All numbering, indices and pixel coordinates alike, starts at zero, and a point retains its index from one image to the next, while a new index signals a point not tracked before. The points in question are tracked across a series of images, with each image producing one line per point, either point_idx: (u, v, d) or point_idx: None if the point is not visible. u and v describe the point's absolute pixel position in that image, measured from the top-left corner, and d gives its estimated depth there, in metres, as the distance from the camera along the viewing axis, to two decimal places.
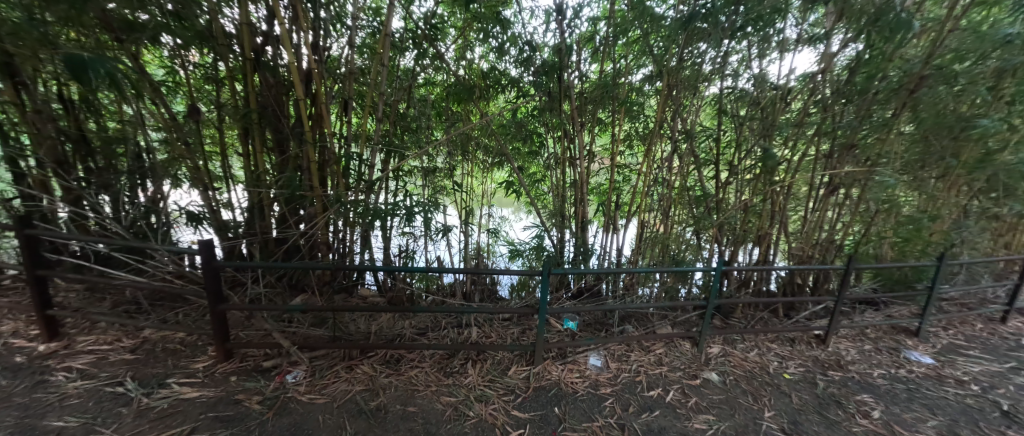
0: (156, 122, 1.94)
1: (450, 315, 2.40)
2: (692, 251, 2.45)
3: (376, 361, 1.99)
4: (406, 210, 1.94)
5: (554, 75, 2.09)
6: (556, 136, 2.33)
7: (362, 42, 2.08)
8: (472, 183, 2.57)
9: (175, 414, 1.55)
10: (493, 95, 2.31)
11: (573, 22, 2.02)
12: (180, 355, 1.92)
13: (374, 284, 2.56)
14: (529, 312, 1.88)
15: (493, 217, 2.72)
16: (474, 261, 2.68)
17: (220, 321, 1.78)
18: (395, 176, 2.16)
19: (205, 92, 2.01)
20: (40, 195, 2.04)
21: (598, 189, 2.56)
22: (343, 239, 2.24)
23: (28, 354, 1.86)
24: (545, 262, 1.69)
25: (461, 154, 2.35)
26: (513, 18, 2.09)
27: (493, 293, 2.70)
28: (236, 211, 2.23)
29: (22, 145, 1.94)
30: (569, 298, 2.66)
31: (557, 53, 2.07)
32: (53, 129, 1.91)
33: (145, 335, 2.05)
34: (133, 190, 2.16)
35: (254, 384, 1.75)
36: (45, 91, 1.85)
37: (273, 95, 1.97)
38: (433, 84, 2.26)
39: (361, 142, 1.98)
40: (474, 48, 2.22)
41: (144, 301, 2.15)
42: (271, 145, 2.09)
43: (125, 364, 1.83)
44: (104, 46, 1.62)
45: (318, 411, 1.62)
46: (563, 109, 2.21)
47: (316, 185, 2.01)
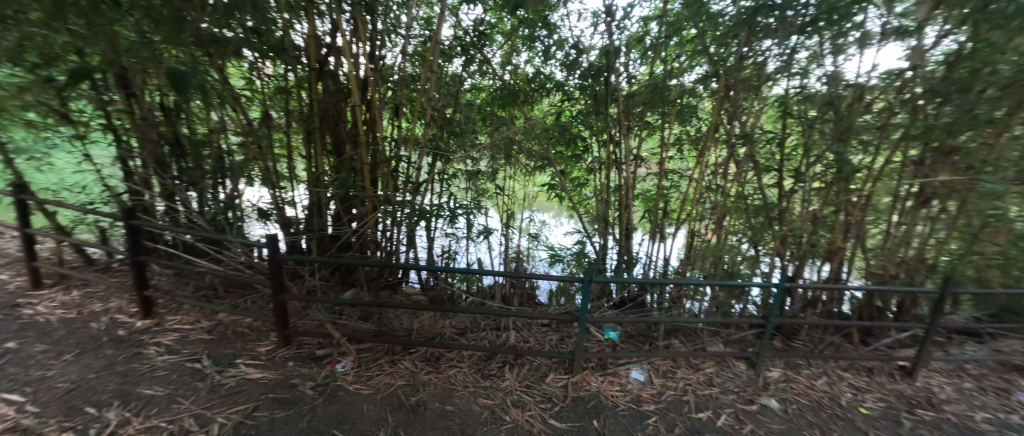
0: (235, 127, 2.14)
1: (489, 318, 2.41)
2: (748, 264, 2.22)
3: (417, 357, 2.05)
4: (449, 212, 2.02)
5: (601, 78, 2.05)
6: (601, 141, 2.28)
7: (413, 51, 2.16)
8: (514, 186, 2.58)
9: (241, 392, 1.71)
10: (537, 99, 2.26)
11: (621, 24, 1.97)
12: (247, 338, 2.12)
13: (417, 282, 2.64)
14: (568, 320, 1.83)
15: (534, 221, 2.70)
16: (514, 264, 2.67)
17: (281, 309, 1.94)
18: (439, 178, 2.25)
19: (276, 99, 2.20)
20: (143, 191, 2.36)
21: (645, 195, 2.43)
22: (390, 238, 2.34)
23: (129, 328, 2.15)
24: (587, 269, 1.64)
25: (505, 158, 2.36)
26: (560, 20, 2.06)
27: (532, 298, 2.68)
28: (298, 209, 2.41)
29: (131, 146, 2.33)
30: (610, 308, 2.57)
31: (603, 55, 2.01)
32: (154, 134, 2.22)
33: (219, 319, 2.28)
34: (215, 187, 2.39)
35: (308, 370, 1.88)
36: (150, 100, 2.16)
37: (333, 102, 2.11)
38: (480, 89, 2.31)
39: (410, 146, 2.10)
40: (520, 54, 2.20)
41: (219, 287, 2.40)
42: (328, 147, 2.23)
43: (202, 344, 2.05)
44: (196, 62, 1.84)
45: (363, 401, 1.70)
46: (609, 113, 2.16)
47: (367, 185, 2.13)
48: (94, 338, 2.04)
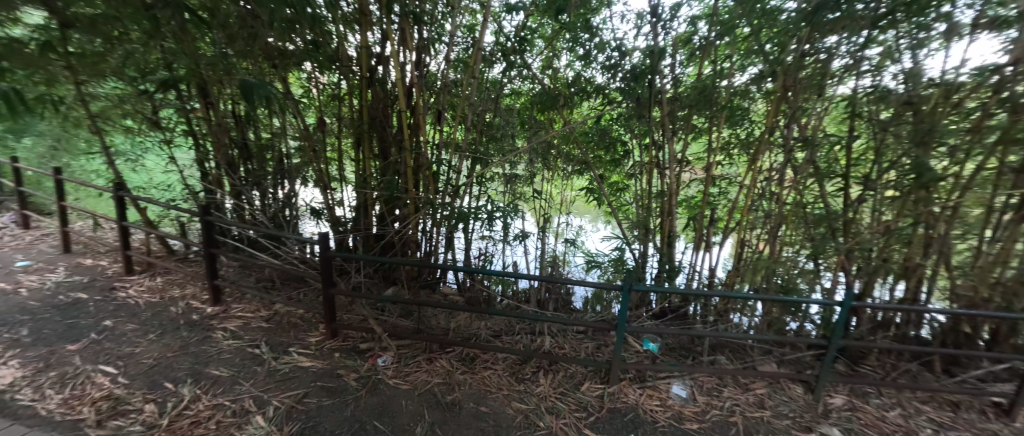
0: (296, 132, 2.35)
1: (524, 321, 2.41)
2: (807, 278, 1.99)
3: (453, 357, 2.09)
4: (487, 214, 2.06)
5: (644, 81, 1.98)
6: (643, 144, 2.21)
7: (456, 57, 2.23)
8: (551, 190, 2.56)
9: (293, 379, 1.84)
10: (577, 103, 2.22)
11: (667, 24, 1.90)
12: (299, 329, 2.28)
13: (455, 283, 2.72)
14: (606, 328, 1.79)
15: (570, 225, 2.66)
16: (550, 269, 2.58)
17: (330, 303, 2.07)
18: (478, 181, 2.29)
19: (330, 106, 2.35)
20: (216, 190, 2.62)
21: (689, 203, 2.33)
22: (431, 238, 2.42)
23: (201, 313, 2.39)
24: (627, 276, 1.59)
25: (542, 162, 2.40)
26: (602, 23, 2.01)
27: (568, 304, 2.64)
28: (346, 209, 2.54)
29: (207, 150, 2.61)
30: (650, 318, 2.47)
31: (648, 56, 1.94)
32: (226, 138, 2.47)
33: (276, 309, 2.47)
34: (275, 187, 2.60)
35: (352, 362, 1.99)
36: (224, 108, 2.40)
37: (381, 108, 2.22)
38: (519, 94, 2.33)
39: (451, 150, 2.17)
40: (561, 57, 2.20)
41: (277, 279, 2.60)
42: (375, 152, 2.34)
43: (260, 331, 2.23)
44: (264, 72, 2.03)
45: (401, 396, 1.77)
46: (652, 116, 2.08)
47: (410, 187, 2.22)
48: (172, 321, 2.30)
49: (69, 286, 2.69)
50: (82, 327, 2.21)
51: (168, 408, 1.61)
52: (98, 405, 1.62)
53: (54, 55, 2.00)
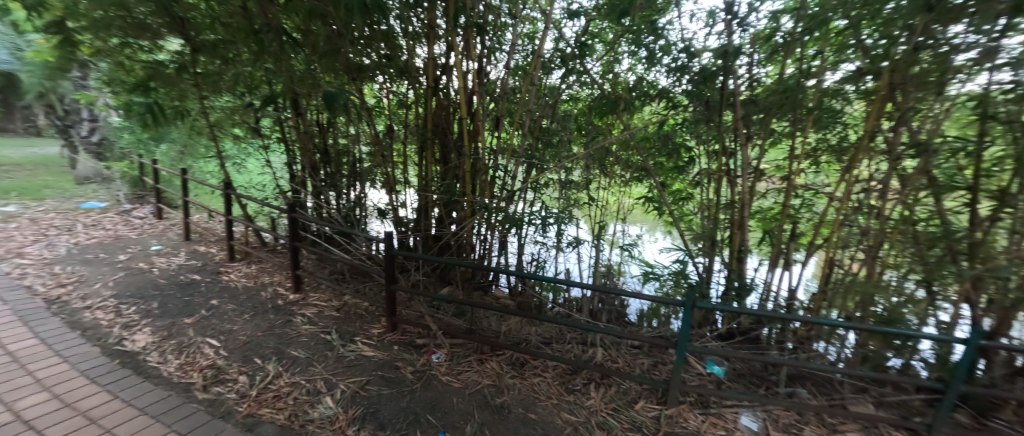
0: (368, 139, 2.56)
1: (576, 331, 2.35)
2: (917, 310, 1.64)
3: (503, 360, 2.11)
4: (541, 220, 2.11)
5: (713, 83, 1.86)
6: (710, 150, 2.05)
7: (516, 65, 2.26)
8: (608, 197, 2.47)
9: (358, 366, 1.99)
10: (638, 107, 2.11)
11: (743, 21, 1.75)
12: (364, 320, 2.47)
13: (506, 287, 2.73)
14: (664, 345, 1.68)
15: (626, 234, 2.56)
16: (604, 279, 2.53)
17: (392, 298, 2.21)
18: (533, 187, 2.30)
19: (397, 114, 2.52)
20: (300, 190, 2.94)
21: (764, 216, 2.09)
22: (485, 242, 2.49)
23: (285, 299, 2.69)
24: (689, 292, 1.48)
25: (598, 168, 2.35)
26: (668, 24, 1.90)
27: (622, 316, 2.54)
28: (408, 210, 2.66)
29: (295, 154, 2.94)
30: (715, 339, 2.28)
31: (720, 56, 1.80)
32: (311, 144, 2.77)
33: (345, 300, 2.70)
34: (348, 188, 2.85)
35: (409, 356, 2.10)
36: (310, 118, 2.69)
37: (444, 115, 2.33)
38: (577, 100, 2.30)
39: (508, 156, 2.21)
40: (622, 61, 2.12)
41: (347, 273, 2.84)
42: (436, 157, 2.44)
43: (332, 319, 2.45)
44: (344, 85, 2.25)
45: (453, 393, 1.83)
46: (722, 121, 1.93)
47: (468, 191, 2.30)
48: (262, 304, 2.63)
49: (188, 268, 3.20)
50: (196, 303, 2.62)
51: (257, 381, 1.85)
52: (204, 372, 1.91)
53: (187, 75, 2.42)
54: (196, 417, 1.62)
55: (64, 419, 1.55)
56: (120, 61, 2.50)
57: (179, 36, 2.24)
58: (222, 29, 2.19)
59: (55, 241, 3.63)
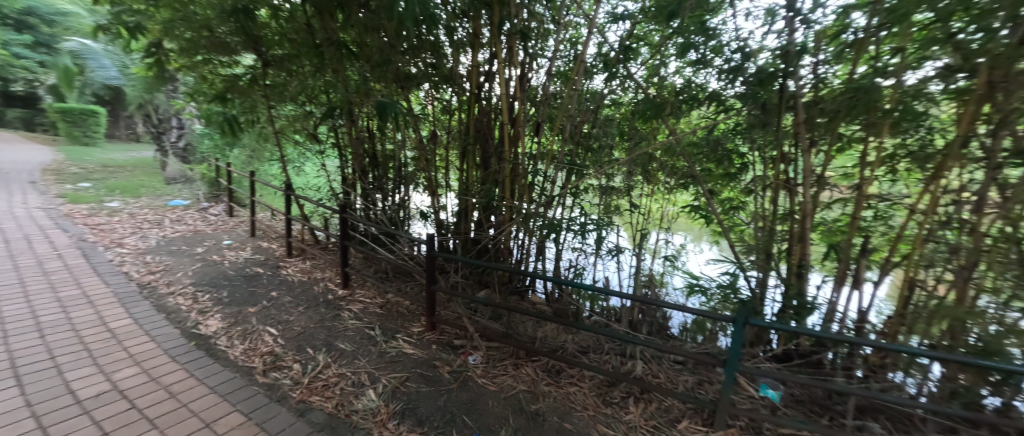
0: (413, 145, 2.67)
1: (615, 341, 2.28)
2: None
3: (539, 366, 2.09)
4: (580, 225, 2.11)
5: (771, 86, 1.69)
6: (766, 157, 1.91)
7: (558, 70, 2.26)
8: (651, 204, 2.37)
9: (398, 362, 2.07)
10: (685, 112, 2.00)
11: (808, 18, 1.59)
12: (405, 318, 2.56)
13: (542, 293, 2.71)
14: (711, 364, 1.57)
15: (670, 243, 2.45)
16: (645, 289, 2.44)
17: (432, 298, 2.28)
18: (572, 192, 2.27)
19: (441, 120, 2.60)
20: (351, 192, 3.13)
21: (828, 228, 1.88)
22: (523, 247, 2.49)
23: (334, 294, 2.87)
24: (742, 309, 1.38)
25: (642, 174, 2.25)
26: (721, 24, 1.79)
27: (664, 329, 2.44)
28: (448, 213, 2.73)
29: (347, 159, 3.14)
30: (768, 360, 2.11)
31: (780, 56, 1.65)
32: (362, 149, 2.95)
33: (387, 298, 2.82)
34: (393, 191, 2.98)
35: (447, 355, 2.15)
36: (362, 124, 2.86)
37: (486, 120, 2.38)
38: (620, 104, 2.24)
39: (547, 161, 2.21)
40: (668, 64, 2.02)
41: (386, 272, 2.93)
42: (477, 161, 2.50)
43: (376, 316, 2.58)
44: (394, 94, 2.37)
45: (488, 396, 1.84)
46: (780, 124, 1.74)
47: (507, 195, 2.31)
48: (315, 298, 2.82)
49: (252, 262, 3.50)
50: (259, 294, 2.87)
51: (309, 369, 1.99)
52: (264, 358, 2.09)
53: (258, 87, 2.68)
54: (256, 399, 1.77)
55: (150, 392, 1.75)
56: (204, 75, 2.84)
57: (254, 52, 2.50)
58: (289, 44, 2.41)
59: (148, 233, 4.15)
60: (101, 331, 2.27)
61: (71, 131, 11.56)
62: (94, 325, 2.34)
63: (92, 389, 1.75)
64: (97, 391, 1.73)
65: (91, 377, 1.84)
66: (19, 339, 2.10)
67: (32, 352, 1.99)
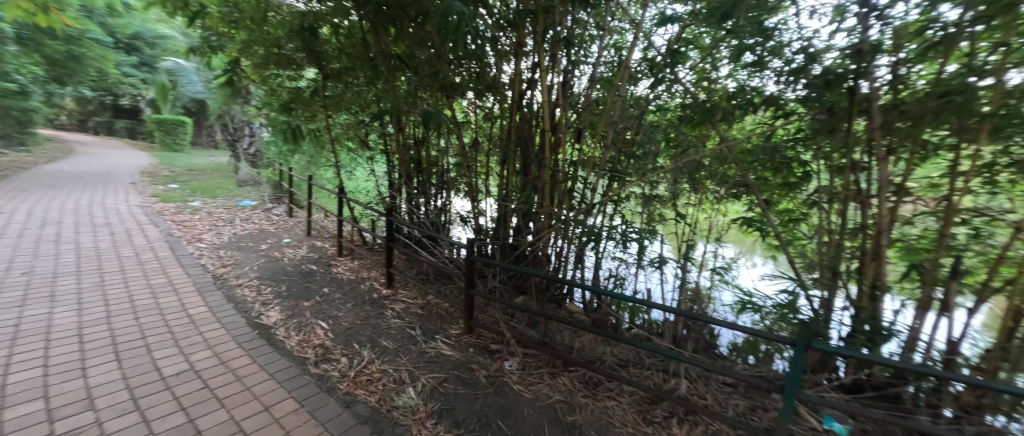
0: (455, 151, 2.75)
1: (657, 357, 2.17)
2: None
3: (576, 377, 2.04)
4: (621, 235, 2.06)
5: (841, 89, 1.49)
6: (832, 166, 1.71)
7: (602, 76, 2.23)
8: (697, 215, 2.25)
9: (437, 363, 2.12)
10: (738, 117, 1.86)
11: (884, 13, 1.39)
12: (444, 320, 2.62)
13: (580, 302, 2.66)
14: (766, 389, 1.43)
15: (718, 255, 2.28)
16: (691, 304, 2.28)
17: (470, 302, 2.31)
18: (613, 200, 2.22)
19: (483, 128, 2.66)
20: (397, 196, 3.27)
21: (908, 246, 1.66)
22: (562, 255, 2.46)
23: (379, 293, 3.01)
24: (803, 330, 1.25)
25: (688, 182, 2.12)
26: (780, 24, 1.65)
27: (711, 348, 2.30)
28: (487, 218, 2.75)
29: (394, 164, 3.29)
30: (835, 389, 1.90)
31: (852, 55, 1.43)
32: (408, 155, 3.08)
33: (428, 299, 2.91)
34: (436, 196, 3.08)
35: (484, 359, 2.17)
36: (410, 131, 3.00)
37: (527, 127, 2.38)
38: (666, 110, 2.15)
39: (589, 168, 2.18)
40: (720, 68, 1.93)
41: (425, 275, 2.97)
42: (517, 168, 2.49)
43: (417, 316, 2.66)
44: (440, 104, 2.46)
45: (524, 404, 1.83)
46: (850, 130, 1.53)
47: (546, 203, 2.32)
48: (362, 296, 2.97)
49: (308, 260, 3.78)
50: (312, 290, 3.08)
51: (355, 364, 2.09)
52: (316, 350, 2.23)
53: (318, 98, 2.89)
54: (308, 388, 1.89)
55: (220, 374, 1.94)
56: (273, 88, 3.14)
57: (316, 66, 2.71)
58: (348, 59, 2.60)
59: (222, 231, 4.61)
60: (183, 316, 2.56)
61: (165, 140, 13.27)
62: (177, 310, 2.64)
63: (174, 368, 1.97)
64: (178, 370, 1.95)
65: (173, 356, 2.07)
66: (120, 320, 2.43)
67: (129, 332, 2.29)
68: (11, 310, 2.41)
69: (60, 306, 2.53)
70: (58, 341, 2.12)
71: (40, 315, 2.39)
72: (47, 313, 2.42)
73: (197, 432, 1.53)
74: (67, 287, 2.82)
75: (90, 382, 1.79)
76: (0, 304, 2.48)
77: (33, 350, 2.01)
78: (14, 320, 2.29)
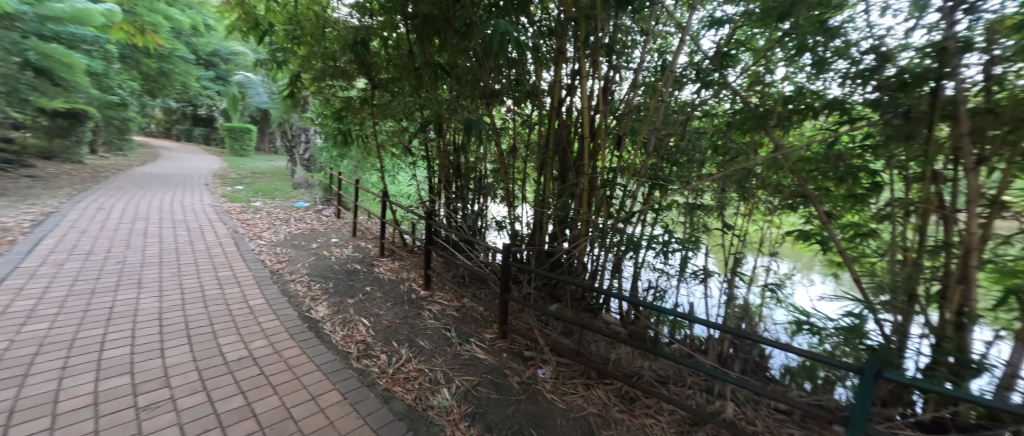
0: (493, 157, 2.79)
1: (700, 375, 2.05)
2: None
3: (612, 390, 1.98)
4: (663, 243, 1.97)
5: (918, 91, 1.29)
6: (909, 177, 1.52)
7: (644, 81, 2.16)
8: (748, 227, 2.08)
9: (471, 366, 2.15)
10: (797, 122, 1.69)
11: (976, 6, 1.20)
12: (478, 323, 2.65)
13: (617, 313, 2.54)
14: (827, 420, 1.31)
15: (772, 270, 2.11)
16: (740, 324, 2.12)
17: (505, 307, 2.32)
18: (654, 209, 2.14)
19: (520, 134, 2.67)
20: (436, 200, 3.37)
21: (1002, 267, 1.38)
22: (598, 264, 2.40)
23: (417, 294, 3.10)
24: (872, 358, 1.12)
25: (737, 191, 1.98)
26: (845, 22, 1.49)
27: (761, 369, 2.13)
28: (523, 224, 2.75)
29: (434, 169, 3.39)
30: (911, 427, 1.68)
31: (934, 54, 1.26)
32: (448, 161, 3.17)
33: (463, 302, 2.96)
34: (473, 201, 3.14)
35: (517, 366, 2.16)
36: (450, 138, 3.08)
37: (566, 134, 2.36)
38: (713, 115, 2.04)
39: (628, 175, 2.11)
40: (776, 69, 1.75)
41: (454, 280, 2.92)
42: (554, 175, 2.47)
43: (452, 318, 2.71)
44: (480, 111, 2.51)
45: (557, 413, 1.79)
46: (931, 137, 1.32)
47: (583, 210, 2.30)
48: (401, 296, 3.08)
49: (353, 259, 3.98)
50: (355, 288, 3.24)
51: (393, 361, 2.17)
52: (358, 345, 2.34)
53: (367, 106, 3.06)
54: (351, 381, 1.98)
55: (274, 362, 2.10)
56: (327, 98, 3.36)
57: (366, 76, 2.87)
58: (396, 69, 2.74)
59: (278, 229, 4.99)
60: (244, 307, 2.79)
61: (235, 146, 14.67)
62: (240, 301, 2.89)
63: (235, 354, 2.16)
64: (239, 356, 2.13)
65: (235, 343, 2.27)
66: (192, 307, 2.70)
67: (199, 318, 2.54)
68: (108, 295, 2.76)
69: (145, 292, 2.87)
70: (143, 323, 2.40)
71: (129, 299, 2.72)
72: (136, 298, 2.75)
73: (253, 414, 1.66)
74: (151, 276, 3.19)
75: (166, 362, 2.00)
76: (99, 288, 2.85)
77: (123, 330, 2.29)
78: (110, 303, 2.63)
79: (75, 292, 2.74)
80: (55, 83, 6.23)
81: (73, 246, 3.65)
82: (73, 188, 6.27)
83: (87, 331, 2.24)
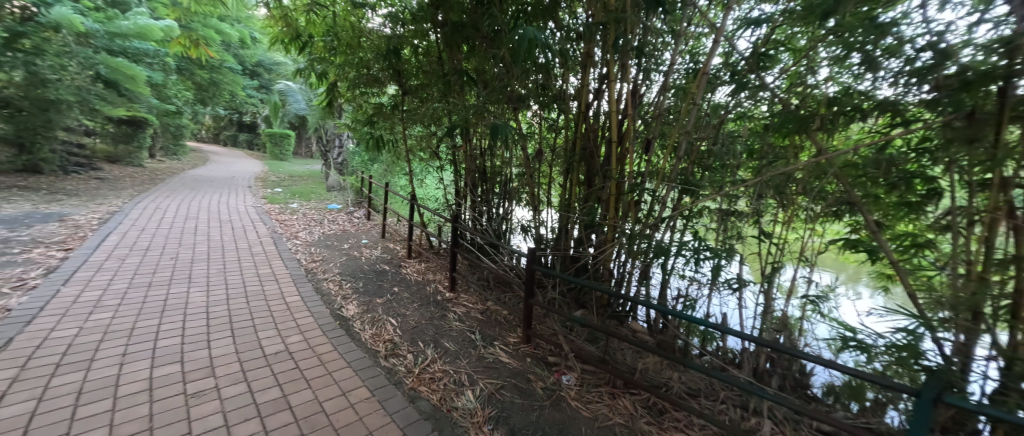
0: (519, 160, 2.80)
1: (734, 390, 1.95)
2: None
3: (639, 401, 1.92)
4: (692, 250, 1.90)
5: (984, 89, 1.17)
6: (975, 184, 1.37)
7: (676, 84, 2.10)
8: (787, 234, 1.97)
9: (495, 369, 2.15)
10: (842, 126, 1.58)
11: None
12: (502, 327, 2.65)
13: (644, 321, 2.49)
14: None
15: (813, 281, 1.99)
16: (778, 336, 2.03)
17: (529, 311, 2.31)
18: (684, 215, 2.07)
19: (546, 138, 2.67)
20: (462, 203, 3.42)
21: None
22: (625, 270, 2.35)
23: (442, 296, 3.15)
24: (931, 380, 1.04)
25: (775, 197, 1.89)
26: (896, 18, 1.39)
27: (801, 386, 2.00)
28: (547, 228, 2.73)
29: (460, 173, 3.44)
30: None
31: (1001, 50, 1.15)
32: (474, 165, 3.21)
33: (487, 305, 2.97)
34: (499, 204, 3.16)
35: (541, 371, 2.14)
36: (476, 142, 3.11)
37: (592, 138, 2.33)
38: (749, 117, 1.95)
39: (658, 180, 2.06)
40: (819, 70, 1.66)
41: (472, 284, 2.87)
42: (581, 179, 2.46)
43: (477, 321, 2.73)
44: (506, 115, 2.52)
45: (581, 422, 1.76)
46: (999, 140, 1.19)
47: (610, 214, 2.27)
48: (427, 297, 3.14)
49: (382, 260, 4.10)
50: (384, 288, 3.33)
51: (419, 361, 2.21)
52: (386, 344, 2.40)
53: (398, 112, 3.15)
54: (378, 379, 2.03)
55: (308, 357, 2.19)
56: (360, 104, 3.49)
57: (396, 83, 2.96)
58: (425, 76, 2.81)
59: (313, 230, 5.21)
60: (282, 303, 2.94)
61: (275, 150, 15.53)
62: (278, 298, 3.05)
63: (273, 348, 2.27)
64: (276, 350, 2.24)
65: (273, 338, 2.39)
66: (235, 302, 2.87)
67: (242, 313, 2.70)
68: (163, 288, 2.98)
69: (194, 287, 3.07)
70: (192, 315, 2.57)
71: (181, 293, 2.92)
72: (186, 292, 2.96)
73: (288, 407, 1.73)
74: (200, 272, 3.42)
75: (212, 353, 2.13)
76: (155, 282, 3.08)
77: (175, 321, 2.46)
78: (164, 296, 2.84)
79: (135, 285, 2.99)
80: (121, 93, 6.95)
81: (134, 243, 3.98)
82: (135, 189, 6.84)
83: (145, 321, 2.43)
